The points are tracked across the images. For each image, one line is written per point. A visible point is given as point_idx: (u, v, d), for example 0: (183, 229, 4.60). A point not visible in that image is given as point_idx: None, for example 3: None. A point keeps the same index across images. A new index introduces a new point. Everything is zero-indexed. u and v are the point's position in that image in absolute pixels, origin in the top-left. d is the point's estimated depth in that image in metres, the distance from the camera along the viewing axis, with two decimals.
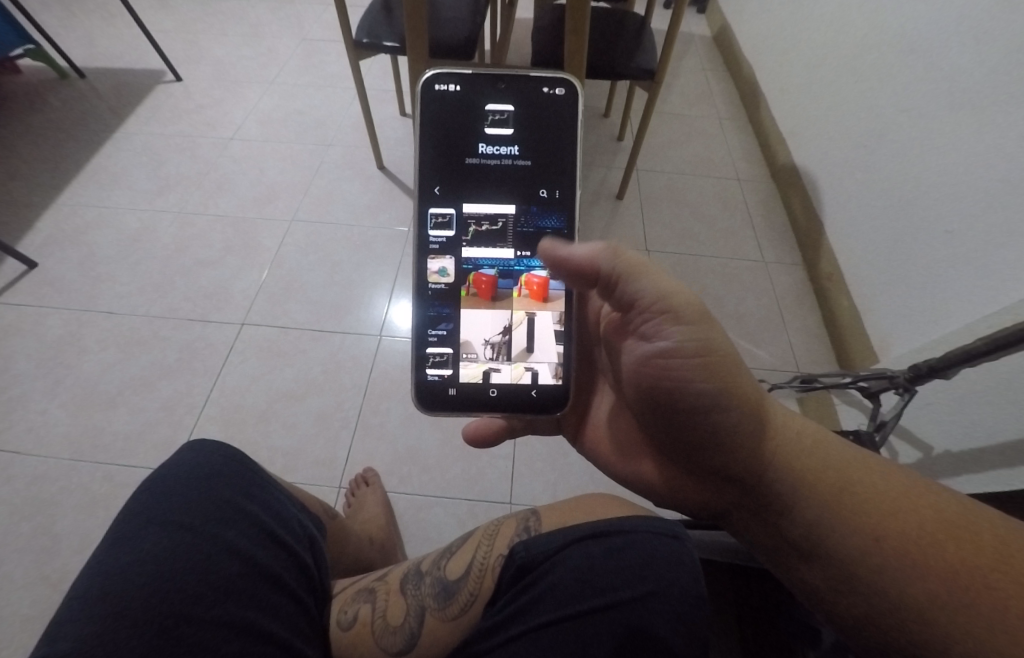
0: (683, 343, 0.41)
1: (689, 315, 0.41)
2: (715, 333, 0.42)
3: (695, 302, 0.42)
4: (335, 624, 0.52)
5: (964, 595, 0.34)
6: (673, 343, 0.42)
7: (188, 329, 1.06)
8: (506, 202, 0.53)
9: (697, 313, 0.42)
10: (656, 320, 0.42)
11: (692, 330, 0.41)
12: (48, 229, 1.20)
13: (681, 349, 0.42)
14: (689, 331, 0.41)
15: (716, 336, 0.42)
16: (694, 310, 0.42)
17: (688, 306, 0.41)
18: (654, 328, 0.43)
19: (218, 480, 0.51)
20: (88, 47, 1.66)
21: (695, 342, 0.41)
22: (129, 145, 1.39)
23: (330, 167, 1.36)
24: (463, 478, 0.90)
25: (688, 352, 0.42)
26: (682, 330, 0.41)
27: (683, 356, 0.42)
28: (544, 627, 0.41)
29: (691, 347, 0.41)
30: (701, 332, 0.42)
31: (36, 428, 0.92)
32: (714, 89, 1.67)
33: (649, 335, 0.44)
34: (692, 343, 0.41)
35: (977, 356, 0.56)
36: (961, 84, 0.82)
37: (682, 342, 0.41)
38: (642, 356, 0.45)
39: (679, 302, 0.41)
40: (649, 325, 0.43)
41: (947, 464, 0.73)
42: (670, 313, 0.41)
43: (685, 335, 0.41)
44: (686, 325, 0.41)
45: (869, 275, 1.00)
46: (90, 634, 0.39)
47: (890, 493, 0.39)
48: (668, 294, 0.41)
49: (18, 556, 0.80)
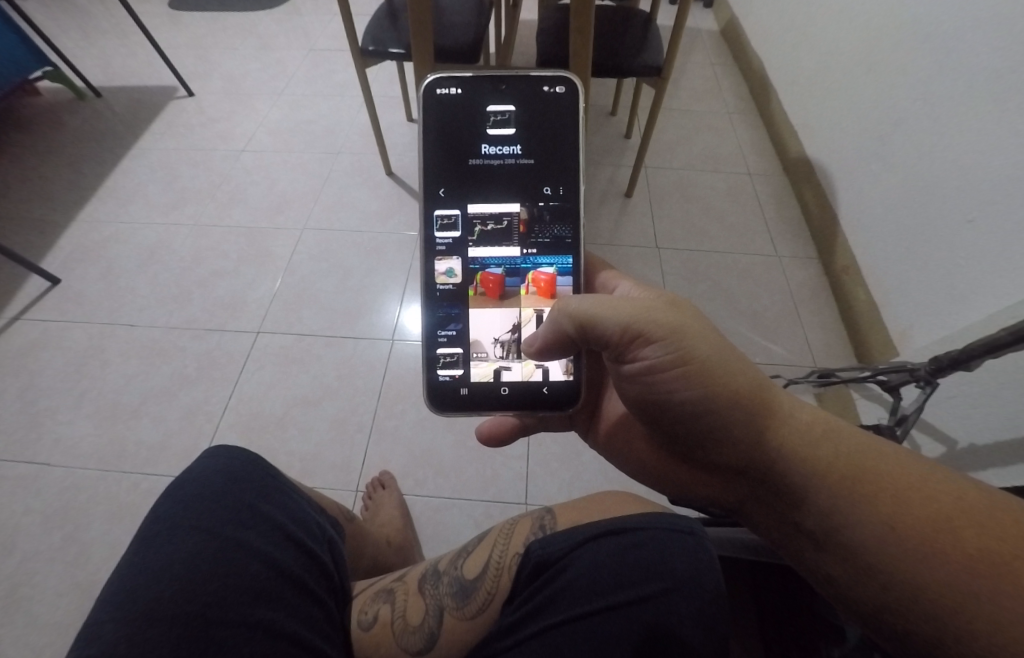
0: (660, 358, 0.43)
1: (660, 333, 0.42)
2: (691, 343, 0.43)
3: (664, 319, 0.43)
4: (355, 624, 0.53)
5: (985, 584, 0.32)
6: (651, 360, 0.43)
7: (206, 338, 1.08)
8: (512, 202, 0.54)
9: (667, 326, 0.43)
10: (631, 345, 0.44)
11: (665, 346, 0.42)
12: (70, 245, 1.24)
13: (659, 364, 0.43)
14: (662, 348, 0.42)
15: (692, 343, 0.43)
16: (664, 326, 0.43)
17: (656, 324, 0.43)
18: (630, 352, 0.45)
19: (242, 485, 0.52)
20: (102, 66, 1.70)
21: (671, 355, 0.42)
22: (144, 160, 1.43)
23: (339, 174, 1.37)
24: (478, 480, 0.91)
25: (667, 366, 0.43)
26: (657, 347, 0.43)
27: (663, 369, 0.43)
28: (562, 625, 0.41)
29: (667, 362, 0.43)
30: (675, 345, 0.42)
31: (64, 439, 0.96)
32: (722, 81, 1.64)
33: (626, 357, 0.45)
34: (667, 357, 0.43)
35: (999, 347, 0.54)
36: (978, 68, 0.80)
37: (659, 357, 0.43)
38: (628, 374, 0.46)
39: (646, 323, 0.43)
40: (626, 349, 0.45)
41: (972, 459, 0.72)
42: (640, 336, 0.43)
43: (660, 351, 0.43)
44: (659, 342, 0.43)
45: (886, 266, 0.98)
46: (122, 636, 0.40)
47: (904, 480, 0.37)
48: (634, 319, 0.43)
49: (51, 564, 0.83)
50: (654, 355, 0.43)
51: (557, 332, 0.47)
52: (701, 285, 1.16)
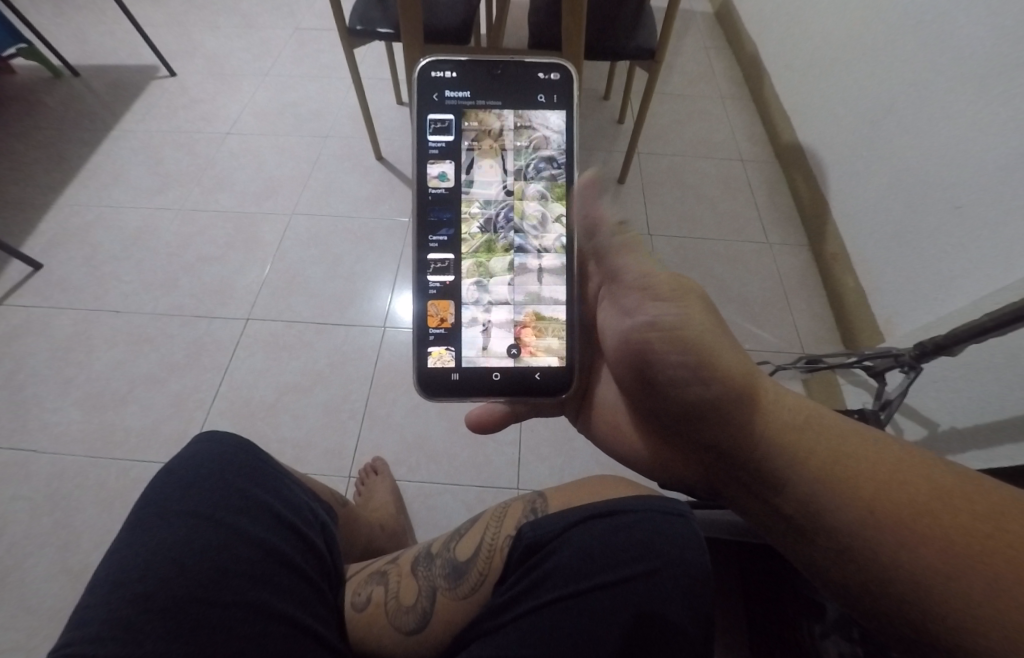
0: (661, 315, 0.46)
1: (666, 295, 0.47)
2: (694, 309, 0.46)
3: (671, 286, 0.48)
4: (349, 605, 0.54)
5: (954, 561, 0.33)
6: (651, 316, 0.46)
7: (195, 325, 1.07)
8: (509, 169, 0.54)
9: (674, 290, 0.47)
10: (637, 299, 0.48)
11: (670, 304, 0.46)
12: (51, 229, 1.21)
13: (658, 322, 0.46)
14: (666, 306, 0.46)
15: (693, 310, 0.46)
16: (671, 289, 0.47)
17: (664, 286, 0.47)
18: (634, 308, 0.48)
19: (233, 469, 0.52)
20: (80, 45, 1.65)
21: (671, 314, 0.45)
22: (126, 143, 1.39)
23: (328, 158, 1.35)
24: (471, 466, 0.92)
25: (665, 325, 0.45)
26: (661, 305, 0.46)
27: (661, 330, 0.45)
28: (553, 603, 0.42)
29: (668, 321, 0.45)
30: (679, 306, 0.46)
31: (50, 427, 0.95)
32: (715, 65, 1.62)
33: (631, 313, 0.49)
34: (669, 315, 0.45)
35: (983, 333, 0.55)
36: (966, 54, 0.81)
37: (661, 315, 0.46)
38: (625, 334, 0.48)
39: (656, 282, 0.48)
40: (629, 305, 0.48)
41: (953, 441, 0.74)
42: (647, 293, 0.47)
43: (664, 308, 0.46)
44: (664, 301, 0.47)
45: (874, 254, 1.00)
46: (115, 617, 0.41)
47: (883, 466, 0.38)
48: (646, 278, 0.48)
49: (40, 550, 0.83)
50: (657, 311, 0.46)
51: None
52: (692, 272, 1.17)
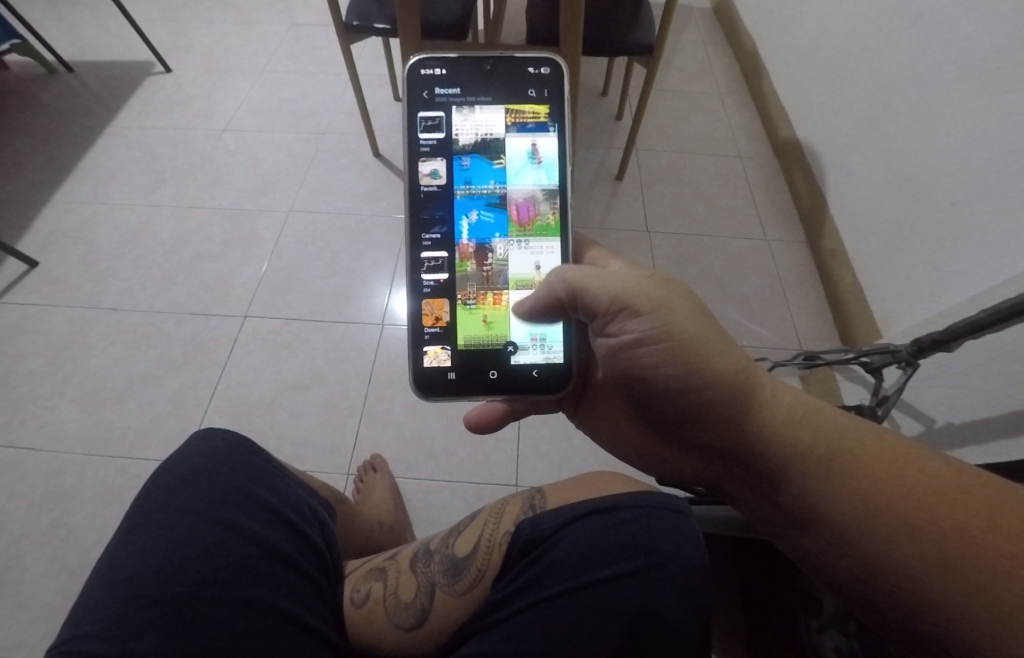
0: (646, 331, 0.44)
1: (645, 308, 0.44)
2: (678, 320, 0.44)
3: (650, 295, 0.45)
4: (348, 602, 0.54)
5: (951, 554, 0.33)
6: (636, 333, 0.45)
7: (192, 323, 1.07)
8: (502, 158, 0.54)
9: (653, 302, 0.44)
10: (618, 317, 0.46)
11: (652, 318, 0.44)
12: (47, 227, 1.20)
13: (644, 337, 0.44)
14: (649, 320, 0.44)
15: (678, 320, 0.44)
16: (651, 300, 0.44)
17: (641, 298, 0.44)
18: (617, 324, 0.46)
19: (229, 467, 0.52)
20: (74, 41, 1.63)
21: (657, 329, 0.44)
22: (122, 140, 1.38)
23: (325, 155, 1.34)
24: (469, 463, 0.92)
25: (652, 341, 0.44)
26: (643, 321, 0.44)
27: (649, 346, 0.44)
28: (555, 597, 0.42)
29: (654, 335, 0.44)
30: (663, 319, 0.44)
31: (47, 425, 0.94)
32: (714, 61, 1.62)
33: (614, 330, 0.47)
34: (654, 329, 0.44)
35: (979, 329, 0.55)
36: (965, 49, 0.81)
37: (645, 331, 0.44)
38: (614, 347, 0.47)
39: (634, 297, 0.45)
40: (612, 321, 0.46)
41: (951, 436, 0.74)
42: (627, 308, 0.45)
43: (647, 324, 0.44)
44: (646, 315, 0.44)
45: (872, 250, 1.00)
46: (111, 617, 0.41)
47: (880, 461, 0.38)
48: (622, 291, 0.45)
49: (38, 549, 0.83)
50: (641, 327, 0.44)
51: (549, 295, 0.49)
52: (691, 268, 1.17)
